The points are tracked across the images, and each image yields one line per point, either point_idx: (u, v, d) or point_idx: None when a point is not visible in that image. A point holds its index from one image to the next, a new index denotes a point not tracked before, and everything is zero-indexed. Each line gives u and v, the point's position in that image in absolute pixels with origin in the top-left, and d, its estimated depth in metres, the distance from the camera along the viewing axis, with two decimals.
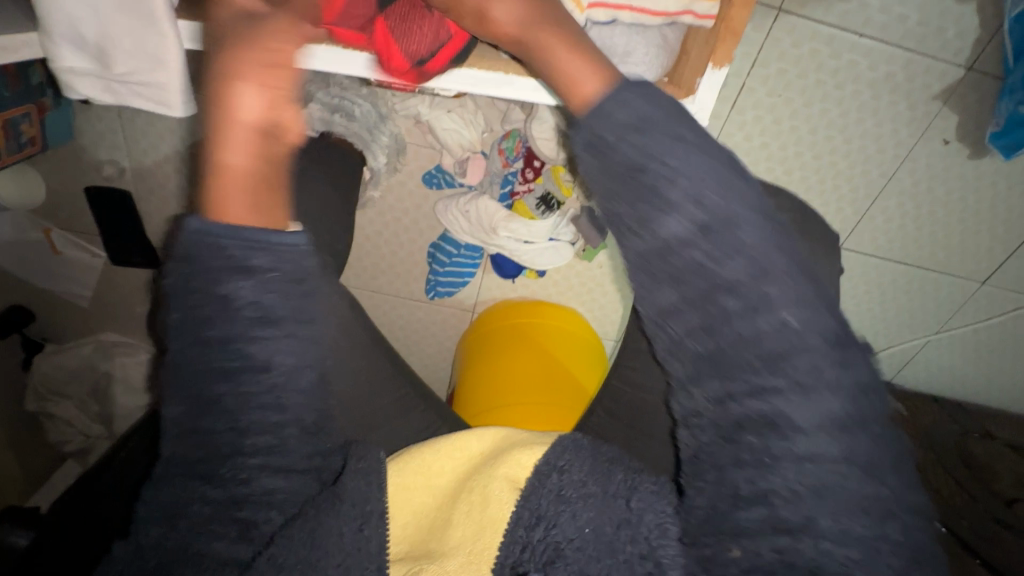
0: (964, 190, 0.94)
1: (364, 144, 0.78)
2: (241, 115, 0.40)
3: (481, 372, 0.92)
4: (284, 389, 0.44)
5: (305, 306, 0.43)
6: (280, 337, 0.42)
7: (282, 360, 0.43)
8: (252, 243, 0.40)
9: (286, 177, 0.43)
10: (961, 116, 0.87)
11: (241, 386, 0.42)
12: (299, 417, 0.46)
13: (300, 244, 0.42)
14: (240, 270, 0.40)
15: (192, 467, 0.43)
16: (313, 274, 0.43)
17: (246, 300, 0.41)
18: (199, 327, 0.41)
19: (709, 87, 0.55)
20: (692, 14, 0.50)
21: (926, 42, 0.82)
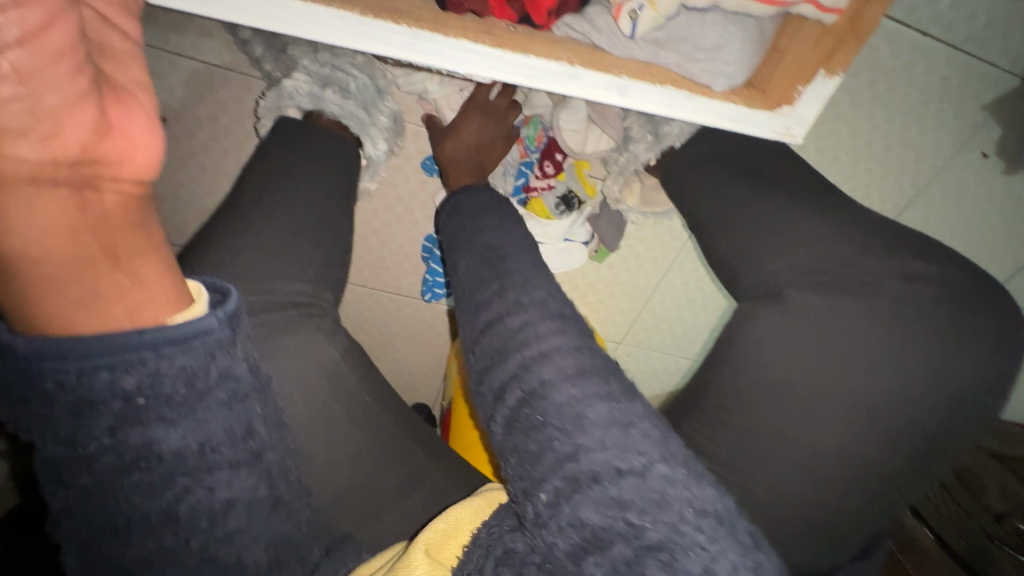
0: (994, 206, 0.90)
1: (360, 127, 0.64)
2: (15, 171, 0.23)
3: (468, 394, 0.80)
4: (214, 536, 0.30)
5: (225, 421, 0.30)
6: (195, 478, 0.29)
7: (194, 500, 0.29)
8: (112, 354, 0.26)
9: (139, 240, 0.28)
10: (1005, 129, 0.82)
11: (132, 547, 0.29)
12: (253, 559, 0.32)
13: (212, 329, 0.28)
14: (92, 403, 0.26)
15: None
16: (224, 375, 0.29)
17: (110, 439, 0.27)
18: (60, 475, 0.28)
19: (812, 97, 0.45)
20: (813, 5, 0.39)
21: (988, 47, 0.74)
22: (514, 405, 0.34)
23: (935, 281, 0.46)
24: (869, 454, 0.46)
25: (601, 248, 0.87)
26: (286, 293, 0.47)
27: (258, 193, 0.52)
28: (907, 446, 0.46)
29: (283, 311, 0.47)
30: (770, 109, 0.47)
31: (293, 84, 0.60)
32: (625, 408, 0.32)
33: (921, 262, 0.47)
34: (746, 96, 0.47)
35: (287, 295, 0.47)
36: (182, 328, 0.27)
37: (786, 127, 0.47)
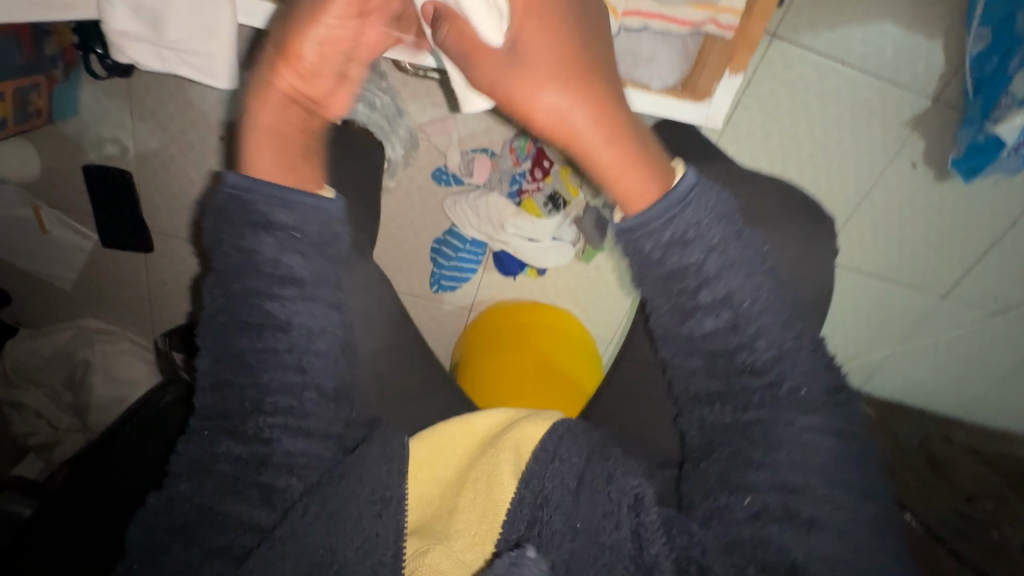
0: (930, 209, 1.03)
1: (383, 134, 0.80)
2: (283, 87, 0.43)
3: (483, 366, 0.95)
4: (305, 351, 0.44)
5: (330, 271, 0.45)
6: (302, 298, 0.43)
7: (302, 320, 0.44)
8: (285, 198, 0.42)
9: (315, 143, 0.46)
10: (927, 141, 0.97)
11: (262, 341, 0.43)
12: (321, 383, 0.46)
13: (331, 211, 0.44)
14: (274, 226, 0.42)
15: (221, 421, 0.44)
16: (337, 241, 0.45)
17: (270, 258, 0.42)
18: (230, 277, 0.43)
19: (725, 91, 0.60)
20: (715, 24, 0.55)
21: (898, 73, 0.91)
22: (654, 271, 0.46)
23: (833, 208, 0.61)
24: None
25: (587, 248, 1.00)
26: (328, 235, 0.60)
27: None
28: None
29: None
30: (697, 101, 0.60)
31: None
32: (752, 276, 0.46)
33: None
34: (678, 93, 0.61)
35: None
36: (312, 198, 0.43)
37: (708, 113, 0.61)
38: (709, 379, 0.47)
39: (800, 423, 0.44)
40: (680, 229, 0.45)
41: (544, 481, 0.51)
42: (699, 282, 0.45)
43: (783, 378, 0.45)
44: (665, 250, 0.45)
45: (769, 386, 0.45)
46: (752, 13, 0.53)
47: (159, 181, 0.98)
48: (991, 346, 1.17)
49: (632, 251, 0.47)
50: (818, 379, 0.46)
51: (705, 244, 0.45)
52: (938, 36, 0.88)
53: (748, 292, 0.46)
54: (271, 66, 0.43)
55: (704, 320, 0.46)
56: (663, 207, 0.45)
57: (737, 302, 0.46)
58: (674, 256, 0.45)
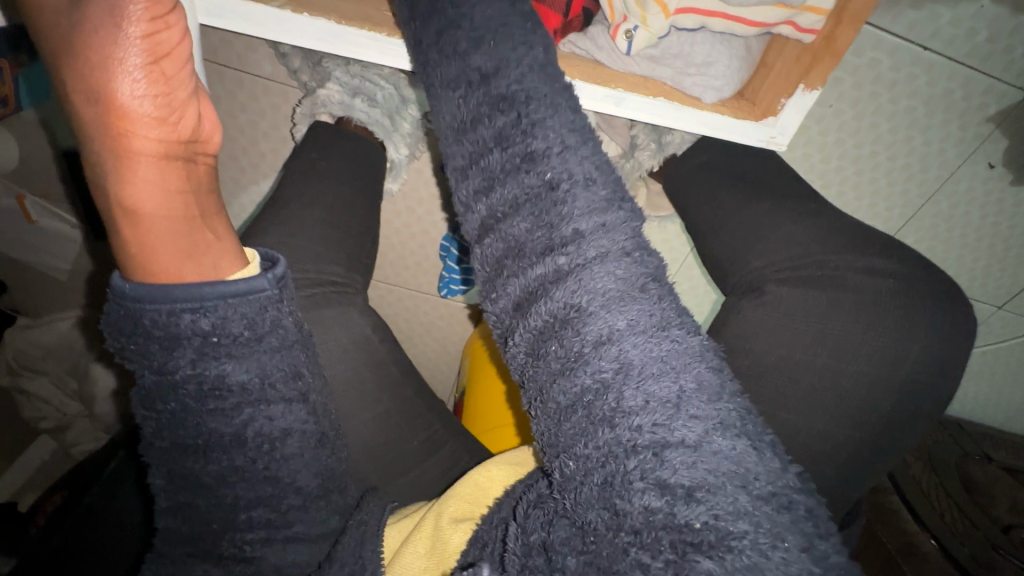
0: (1002, 214, 0.91)
1: (384, 133, 0.71)
2: (143, 139, 0.31)
3: (491, 387, 0.87)
4: (274, 459, 0.36)
5: (279, 362, 0.35)
6: (248, 403, 0.34)
7: (257, 428, 0.34)
8: (194, 296, 0.31)
9: (218, 204, 0.37)
10: (1011, 141, 0.84)
11: (210, 462, 0.34)
12: (304, 485, 0.38)
13: (264, 288, 0.33)
14: (178, 340, 0.31)
15: (187, 545, 0.36)
16: (276, 327, 0.34)
17: (191, 370, 0.32)
18: (153, 401, 0.33)
19: (794, 109, 0.49)
20: (792, 26, 0.43)
21: (991, 61, 0.76)
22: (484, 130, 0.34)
23: (895, 274, 0.51)
24: (839, 431, 0.50)
25: None
26: (320, 278, 0.53)
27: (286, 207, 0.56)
28: (884, 415, 0.50)
29: (318, 291, 0.52)
30: (758, 118, 0.51)
31: (327, 93, 0.67)
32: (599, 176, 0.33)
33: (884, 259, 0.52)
34: (736, 106, 0.51)
35: (323, 276, 0.53)
36: (242, 282, 0.33)
37: (771, 135, 0.51)
38: (535, 362, 0.30)
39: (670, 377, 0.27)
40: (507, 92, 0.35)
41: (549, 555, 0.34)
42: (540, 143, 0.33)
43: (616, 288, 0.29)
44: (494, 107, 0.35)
45: (601, 340, 0.28)
46: (842, 15, 0.41)
47: None
48: None
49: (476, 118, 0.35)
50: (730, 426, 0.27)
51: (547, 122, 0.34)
52: None
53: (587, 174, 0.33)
54: (91, 131, 0.31)
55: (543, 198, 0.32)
56: (497, 47, 0.36)
57: (584, 241, 0.30)
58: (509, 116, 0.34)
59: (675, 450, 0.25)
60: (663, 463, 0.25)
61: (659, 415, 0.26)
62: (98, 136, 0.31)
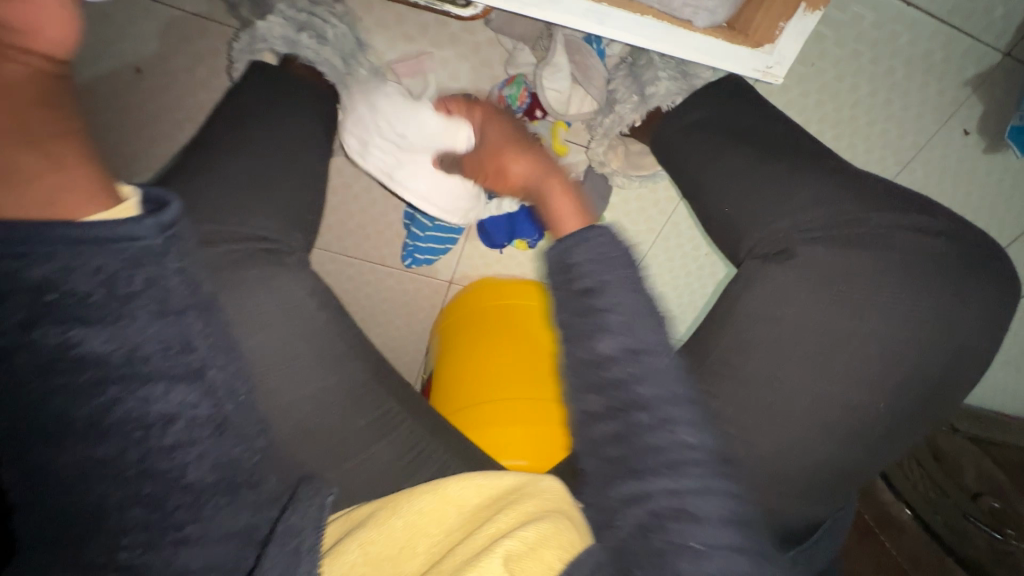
0: (975, 184, 0.90)
1: (336, 76, 0.63)
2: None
3: (461, 363, 0.82)
4: (153, 447, 0.29)
5: (164, 327, 0.29)
6: (119, 379, 0.28)
7: (126, 411, 0.28)
8: (31, 237, 0.25)
9: (51, 125, 0.29)
10: (986, 106, 0.83)
11: (67, 450, 0.27)
12: (199, 479, 0.30)
13: (140, 238, 0.28)
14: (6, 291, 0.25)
15: (52, 552, 0.29)
16: (156, 280, 0.29)
17: (24, 334, 0.26)
18: None
19: (794, 34, 0.46)
20: None
21: (972, 19, 0.75)
22: (584, 321, 0.37)
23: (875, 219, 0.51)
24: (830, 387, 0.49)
25: None
26: (247, 233, 0.47)
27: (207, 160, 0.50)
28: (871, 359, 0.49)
29: (244, 245, 0.47)
30: (750, 47, 0.47)
31: (267, 27, 0.59)
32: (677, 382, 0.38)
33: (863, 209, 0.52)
34: (723, 34, 0.46)
35: (248, 230, 0.47)
36: (107, 229, 0.27)
37: (767, 65, 0.47)
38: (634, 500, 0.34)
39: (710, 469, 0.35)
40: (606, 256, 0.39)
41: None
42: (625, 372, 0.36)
43: (685, 474, 0.34)
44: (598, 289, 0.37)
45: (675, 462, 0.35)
46: None
47: None
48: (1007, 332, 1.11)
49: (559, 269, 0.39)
50: (728, 502, 0.35)
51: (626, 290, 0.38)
52: None
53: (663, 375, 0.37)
54: None
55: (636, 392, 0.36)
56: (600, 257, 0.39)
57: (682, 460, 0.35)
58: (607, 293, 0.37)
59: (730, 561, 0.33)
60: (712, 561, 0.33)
61: (718, 531, 0.34)
62: None
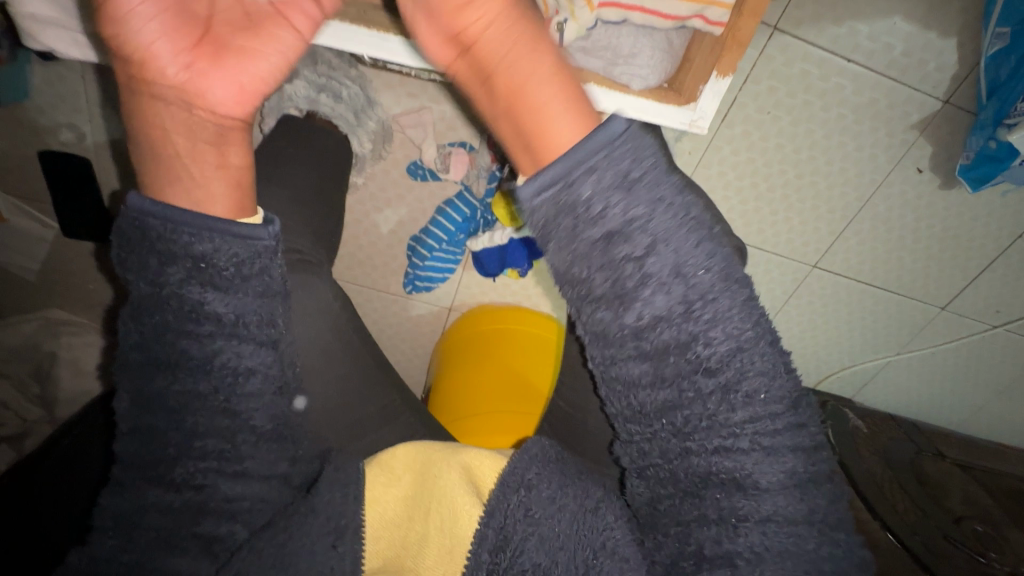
0: (934, 217, 0.98)
1: (348, 127, 0.77)
2: (137, 79, 0.41)
3: (457, 378, 0.91)
4: (234, 392, 0.42)
5: (261, 305, 0.42)
6: (222, 334, 0.41)
7: (226, 360, 0.41)
8: (199, 227, 0.40)
9: (223, 155, 0.43)
10: (935, 147, 0.91)
11: (181, 383, 0.41)
12: (257, 424, 0.43)
13: (262, 239, 0.41)
14: (174, 257, 0.39)
15: (141, 470, 0.41)
16: (264, 272, 0.42)
17: (177, 287, 0.40)
18: (141, 313, 0.41)
19: (711, 95, 0.55)
20: (703, 19, 0.49)
21: (909, 72, 0.84)
22: (588, 233, 0.37)
23: None
24: None
25: None
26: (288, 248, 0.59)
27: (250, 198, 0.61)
28: None
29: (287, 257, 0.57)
30: (681, 104, 0.56)
31: (293, 89, 0.72)
32: (725, 272, 0.38)
33: None
34: (663, 94, 0.56)
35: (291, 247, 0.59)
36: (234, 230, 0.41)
37: (691, 119, 0.56)
38: (670, 435, 0.39)
39: (758, 376, 0.38)
40: (622, 168, 0.37)
41: (507, 515, 0.47)
42: (640, 280, 0.37)
43: (740, 377, 0.37)
44: (605, 199, 0.37)
45: (707, 369, 0.38)
46: (744, 8, 0.48)
47: (120, 164, 0.91)
48: (991, 359, 1.14)
49: (565, 203, 0.37)
50: (779, 373, 0.39)
51: (649, 194, 0.37)
52: (953, 33, 0.81)
53: (700, 261, 0.37)
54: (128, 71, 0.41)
55: (649, 306, 0.37)
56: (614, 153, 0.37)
57: (733, 393, 0.37)
58: (616, 208, 0.37)
59: (754, 489, 0.37)
60: (742, 490, 0.38)
61: (754, 460, 0.37)
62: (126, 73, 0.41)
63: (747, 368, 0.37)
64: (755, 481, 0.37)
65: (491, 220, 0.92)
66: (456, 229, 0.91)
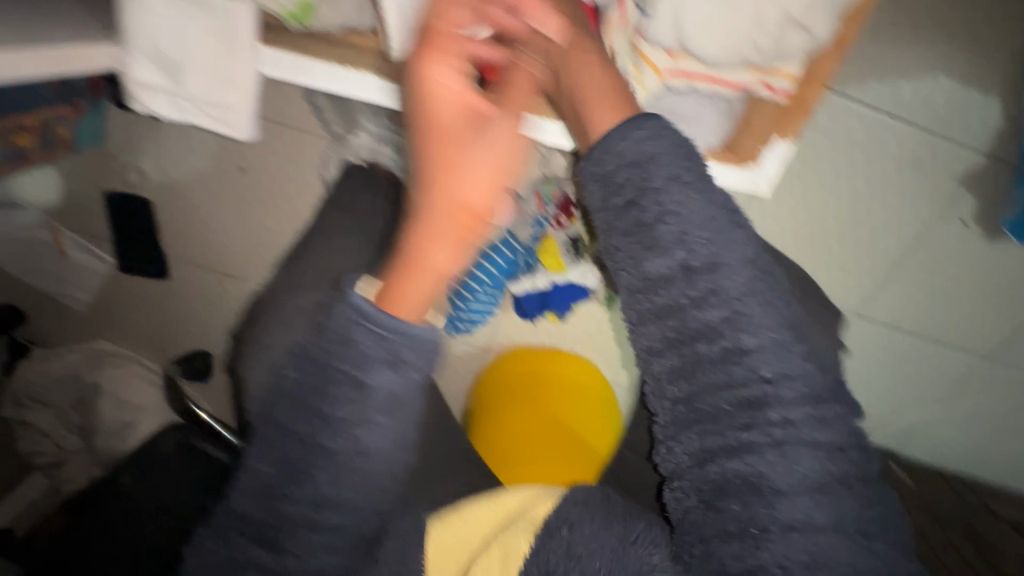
0: (980, 268, 0.97)
1: None
2: (434, 195, 0.48)
3: (499, 423, 0.89)
4: (354, 465, 0.45)
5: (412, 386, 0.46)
6: (381, 414, 0.45)
7: (371, 441, 0.46)
8: (396, 324, 0.45)
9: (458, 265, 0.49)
10: (979, 199, 0.91)
11: (324, 452, 0.45)
12: (350, 500, 0.46)
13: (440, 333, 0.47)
14: (372, 357, 0.44)
15: (250, 530, 0.45)
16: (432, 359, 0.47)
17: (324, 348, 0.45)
18: (314, 397, 0.45)
19: (772, 155, 0.58)
20: (766, 88, 0.53)
21: (950, 128, 0.86)
22: (659, 260, 0.47)
23: None
24: None
25: (609, 296, 0.95)
26: None
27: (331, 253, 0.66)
28: None
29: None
30: (742, 163, 0.58)
31: (359, 142, 0.77)
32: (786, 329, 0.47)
33: None
34: (724, 154, 0.58)
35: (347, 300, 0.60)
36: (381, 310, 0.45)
37: (753, 178, 0.59)
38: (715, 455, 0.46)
39: (811, 425, 0.45)
40: (700, 216, 0.47)
41: (551, 552, 0.49)
42: (693, 301, 0.46)
43: (787, 418, 0.44)
44: (666, 219, 0.47)
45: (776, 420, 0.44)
46: (808, 81, 0.52)
47: (184, 205, 0.95)
48: None
49: (639, 223, 0.48)
50: (828, 420, 0.46)
51: (713, 237, 0.46)
52: (991, 92, 0.83)
53: (751, 301, 0.46)
54: (428, 187, 0.49)
55: (698, 319, 0.46)
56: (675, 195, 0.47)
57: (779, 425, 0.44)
58: (671, 226, 0.47)
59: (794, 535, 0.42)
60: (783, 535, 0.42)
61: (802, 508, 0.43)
62: (426, 187, 0.49)
63: (785, 394, 0.45)
64: (774, 486, 0.43)
65: (534, 264, 0.92)
66: (500, 272, 0.89)
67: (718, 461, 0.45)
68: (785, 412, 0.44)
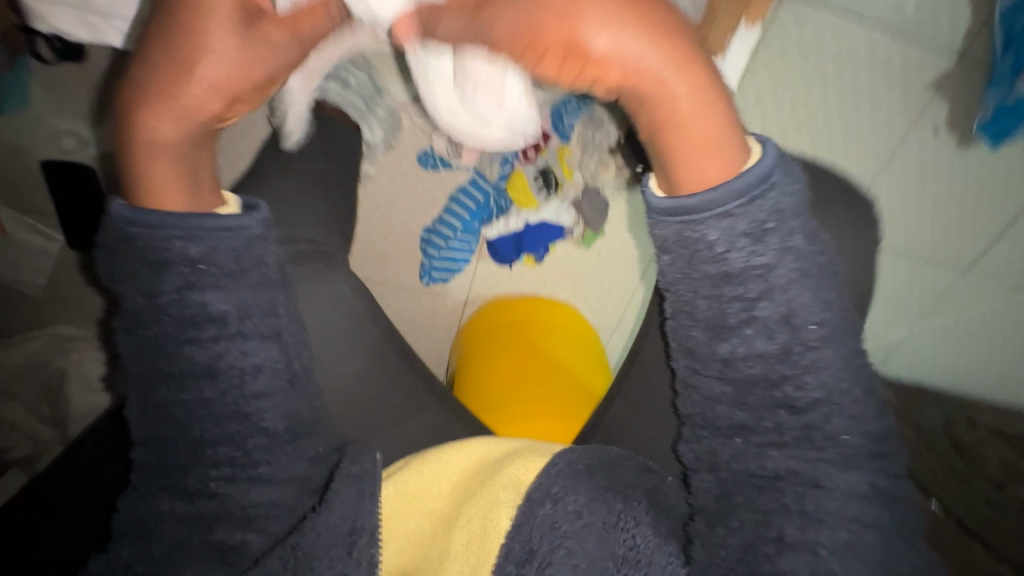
0: (953, 176, 0.96)
1: (358, 115, 0.76)
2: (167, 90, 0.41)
3: (485, 367, 0.87)
4: (242, 395, 0.41)
5: (256, 296, 0.42)
6: (226, 336, 0.41)
7: (233, 360, 0.41)
8: (188, 225, 0.40)
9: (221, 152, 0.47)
10: (951, 105, 0.90)
11: (188, 390, 0.41)
12: (270, 424, 0.42)
13: (245, 226, 0.42)
14: (168, 265, 0.40)
15: (159, 478, 0.41)
16: (259, 264, 0.42)
17: (177, 296, 0.40)
18: (137, 326, 0.41)
19: (740, 45, 0.57)
20: None
21: (922, 30, 0.85)
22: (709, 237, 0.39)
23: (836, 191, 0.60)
24: None
25: (586, 232, 0.93)
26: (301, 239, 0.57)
27: (264, 187, 0.59)
28: None
29: (302, 246, 0.56)
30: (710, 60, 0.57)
31: None
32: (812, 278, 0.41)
33: (829, 183, 0.60)
34: None
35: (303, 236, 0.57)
36: (228, 221, 0.41)
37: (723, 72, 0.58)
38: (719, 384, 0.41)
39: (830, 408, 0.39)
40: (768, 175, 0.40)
41: (535, 528, 0.44)
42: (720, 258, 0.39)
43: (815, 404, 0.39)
44: (745, 231, 0.39)
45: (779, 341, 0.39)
46: None
47: None
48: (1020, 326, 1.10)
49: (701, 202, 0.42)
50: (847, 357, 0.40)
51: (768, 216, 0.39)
52: None
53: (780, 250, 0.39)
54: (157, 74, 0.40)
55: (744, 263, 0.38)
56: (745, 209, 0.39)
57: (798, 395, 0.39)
58: (744, 234, 0.39)
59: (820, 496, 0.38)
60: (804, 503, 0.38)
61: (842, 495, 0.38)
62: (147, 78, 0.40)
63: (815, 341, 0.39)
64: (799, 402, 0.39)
65: (505, 206, 0.90)
66: (471, 216, 0.89)
67: (674, 252, 0.41)
68: (742, 250, 0.39)
